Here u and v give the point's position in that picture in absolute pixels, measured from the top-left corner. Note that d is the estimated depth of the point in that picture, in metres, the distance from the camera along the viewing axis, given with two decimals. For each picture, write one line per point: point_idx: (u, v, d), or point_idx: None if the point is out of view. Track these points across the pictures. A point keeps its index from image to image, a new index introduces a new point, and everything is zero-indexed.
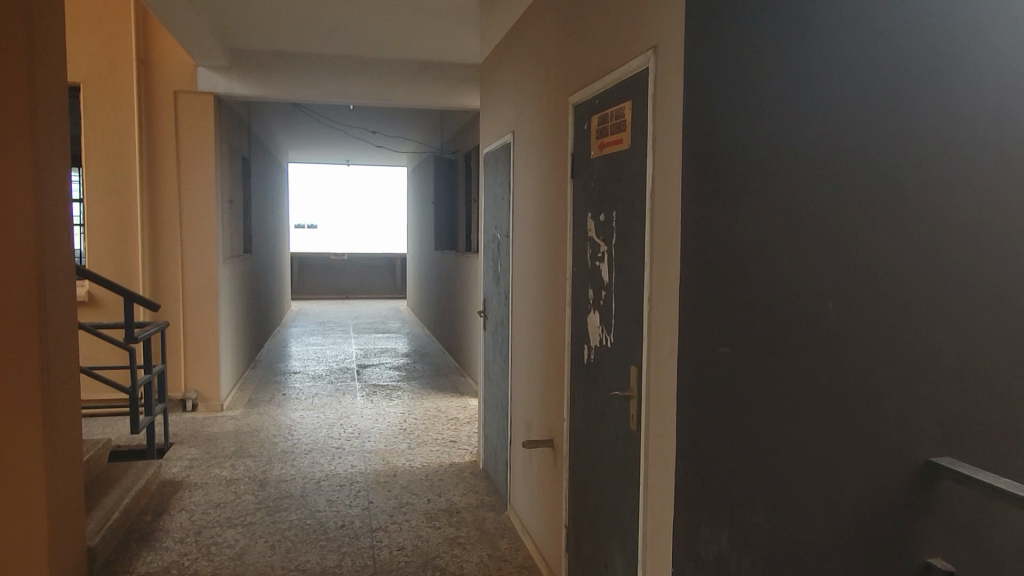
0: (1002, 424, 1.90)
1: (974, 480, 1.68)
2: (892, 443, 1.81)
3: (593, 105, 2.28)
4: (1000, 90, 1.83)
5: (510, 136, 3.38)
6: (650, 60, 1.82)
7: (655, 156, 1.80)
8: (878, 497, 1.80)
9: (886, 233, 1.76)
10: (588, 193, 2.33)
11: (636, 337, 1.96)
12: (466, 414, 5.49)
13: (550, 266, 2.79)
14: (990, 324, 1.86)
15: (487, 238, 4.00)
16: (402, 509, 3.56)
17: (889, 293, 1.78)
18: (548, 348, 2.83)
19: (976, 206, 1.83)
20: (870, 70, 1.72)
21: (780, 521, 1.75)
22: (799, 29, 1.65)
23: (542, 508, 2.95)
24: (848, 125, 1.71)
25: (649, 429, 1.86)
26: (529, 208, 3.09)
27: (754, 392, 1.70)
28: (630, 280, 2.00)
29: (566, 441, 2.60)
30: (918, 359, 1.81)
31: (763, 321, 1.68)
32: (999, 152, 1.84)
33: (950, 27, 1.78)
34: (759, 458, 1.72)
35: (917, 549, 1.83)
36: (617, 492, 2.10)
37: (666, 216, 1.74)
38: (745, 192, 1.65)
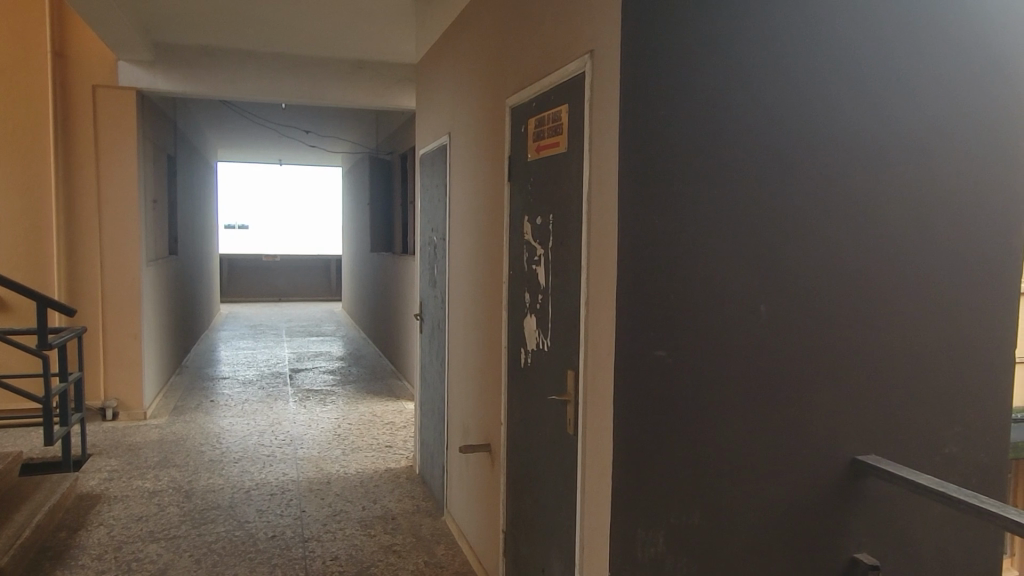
0: (922, 422, 1.97)
1: (901, 479, 1.73)
2: (821, 443, 1.86)
3: (529, 108, 2.27)
4: (921, 100, 1.90)
5: (446, 138, 3.35)
6: (587, 65, 1.83)
7: (592, 160, 1.80)
8: (808, 495, 1.84)
9: (815, 236, 1.80)
10: (525, 197, 2.32)
11: (573, 341, 1.96)
12: (402, 418, 5.42)
13: (487, 269, 2.77)
14: (913, 327, 1.94)
15: (422, 241, 3.94)
16: (336, 517, 3.48)
17: (819, 295, 1.82)
18: (486, 353, 2.80)
19: (898, 211, 1.90)
20: (802, 77, 1.75)
21: (716, 522, 1.76)
22: (736, 35, 1.67)
23: (478, 514, 2.93)
24: (781, 131, 1.74)
25: (586, 434, 1.86)
26: (465, 210, 3.07)
27: (691, 394, 1.71)
28: (567, 285, 2.00)
29: (503, 445, 2.59)
30: (844, 360, 1.87)
31: (699, 323, 1.70)
32: (923, 160, 1.91)
33: (876, 40, 1.83)
34: (697, 461, 1.73)
35: (845, 545, 1.89)
36: (555, 496, 2.10)
37: (603, 219, 1.74)
38: (683, 195, 1.66)
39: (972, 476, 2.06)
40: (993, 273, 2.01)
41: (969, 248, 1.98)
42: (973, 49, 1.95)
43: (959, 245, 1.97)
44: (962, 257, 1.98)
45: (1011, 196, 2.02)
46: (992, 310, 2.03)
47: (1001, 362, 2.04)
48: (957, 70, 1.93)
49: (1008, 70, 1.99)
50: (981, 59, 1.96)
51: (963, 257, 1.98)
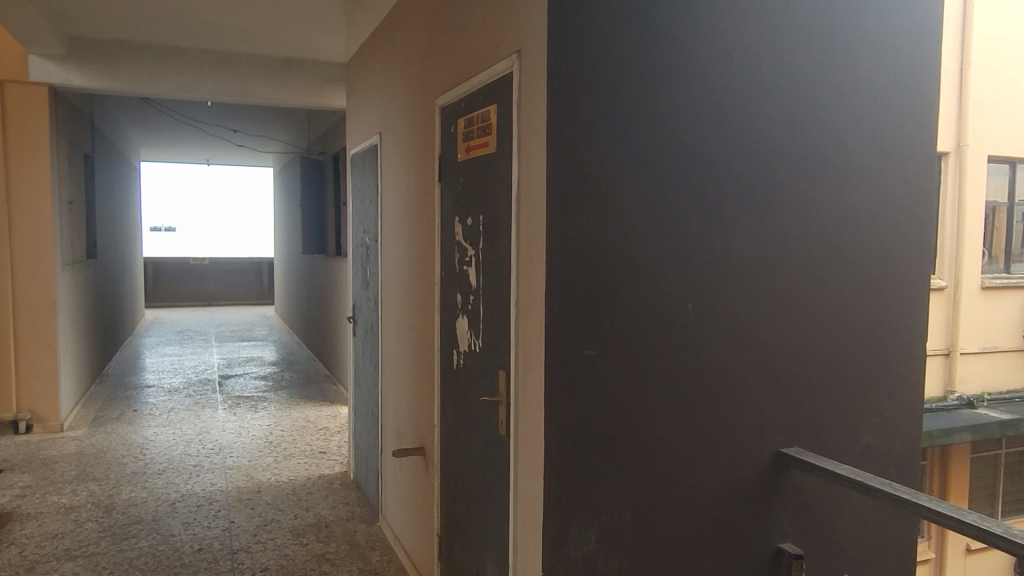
0: (841, 414, 2.04)
1: (823, 471, 1.79)
2: (746, 437, 1.90)
3: (459, 108, 2.26)
4: (837, 103, 1.96)
5: (377, 138, 3.30)
6: (514, 64, 1.82)
7: (520, 160, 1.80)
8: (735, 488, 1.89)
9: (739, 236, 1.85)
10: (456, 197, 2.30)
11: (503, 342, 1.95)
12: (336, 423, 5.32)
13: (419, 270, 2.74)
14: (832, 323, 2.01)
15: (355, 243, 3.87)
16: (266, 527, 3.38)
17: (741, 294, 1.87)
18: (419, 355, 2.77)
19: (817, 212, 1.96)
20: (724, 79, 1.79)
21: (646, 518, 1.78)
22: (661, 37, 1.70)
23: (413, 518, 2.89)
24: (704, 133, 1.77)
25: (518, 433, 1.86)
26: (397, 211, 3.03)
27: (620, 393, 1.73)
28: (497, 286, 1.99)
29: (437, 448, 2.56)
30: (768, 357, 1.92)
31: (628, 322, 1.72)
32: (840, 162, 1.98)
33: (794, 44, 1.88)
34: (627, 459, 1.74)
35: (771, 536, 1.95)
36: (488, 497, 2.09)
37: (532, 218, 1.74)
38: (611, 195, 1.67)
39: (888, 466, 2.15)
40: (906, 270, 2.10)
41: (883, 246, 2.06)
42: (887, 56, 2.03)
43: (874, 244, 2.05)
44: (877, 255, 2.06)
45: (922, 197, 2.12)
46: (905, 307, 2.11)
47: (913, 355, 2.13)
48: (872, 75, 2.01)
49: (919, 77, 2.08)
50: (894, 65, 2.04)
51: (877, 255, 2.06)
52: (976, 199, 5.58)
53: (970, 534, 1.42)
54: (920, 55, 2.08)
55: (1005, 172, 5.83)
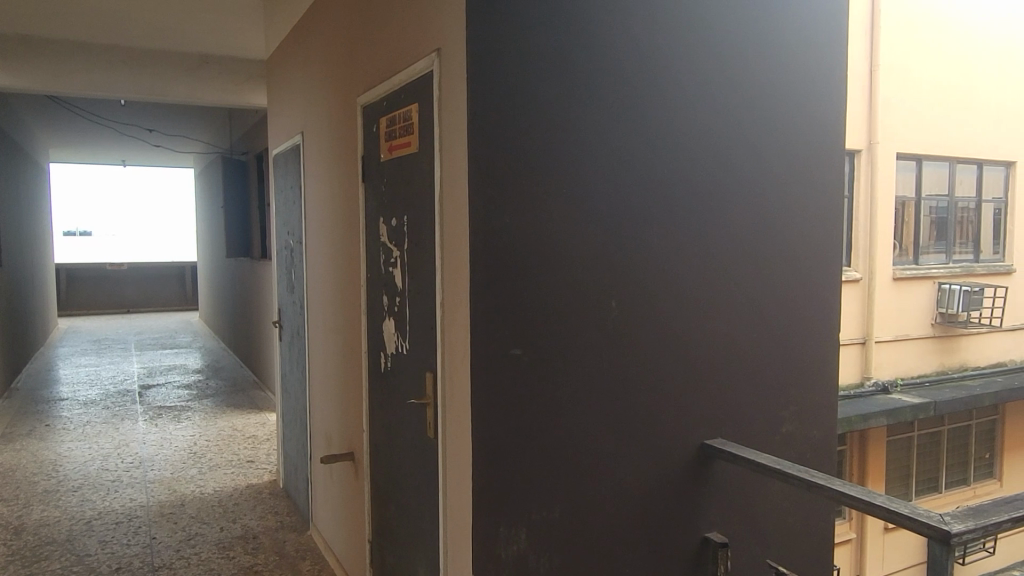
0: (761, 406, 2.11)
1: (745, 460, 1.84)
2: (672, 431, 1.93)
3: (380, 107, 2.22)
4: (750, 104, 2.02)
5: (298, 138, 3.22)
6: (434, 63, 1.81)
7: (441, 161, 1.79)
8: (662, 481, 1.92)
9: (660, 234, 1.88)
10: (379, 198, 2.27)
11: (430, 344, 1.94)
12: (265, 431, 5.18)
13: (344, 272, 2.69)
14: (750, 318, 2.07)
15: (279, 246, 3.77)
16: (190, 541, 3.26)
17: (664, 291, 1.90)
18: (346, 360, 2.72)
19: (733, 210, 2.01)
20: (641, 80, 1.82)
21: (575, 515, 1.79)
22: (580, 37, 1.71)
23: (343, 525, 2.84)
24: (623, 133, 1.79)
25: (445, 436, 1.85)
26: (321, 212, 2.96)
27: (546, 392, 1.73)
28: (423, 288, 1.97)
29: (366, 452, 2.52)
30: (690, 351, 1.96)
31: (553, 321, 1.73)
32: (755, 159, 2.04)
33: (707, 46, 1.93)
34: (555, 457, 1.75)
35: (697, 527, 1.99)
36: (417, 502, 2.06)
37: (455, 219, 1.73)
38: (533, 193, 1.68)
39: (806, 454, 2.23)
40: (818, 263, 2.19)
41: (796, 241, 2.14)
42: (797, 57, 2.11)
43: (787, 239, 2.13)
44: (790, 249, 2.14)
45: (832, 194, 2.21)
46: (817, 299, 2.20)
47: (825, 346, 2.22)
48: (782, 76, 2.08)
49: (826, 78, 2.17)
50: (804, 66, 2.12)
51: (790, 250, 2.13)
52: (887, 193, 5.86)
53: (882, 517, 1.48)
54: (827, 56, 2.17)
55: (912, 168, 6.14)
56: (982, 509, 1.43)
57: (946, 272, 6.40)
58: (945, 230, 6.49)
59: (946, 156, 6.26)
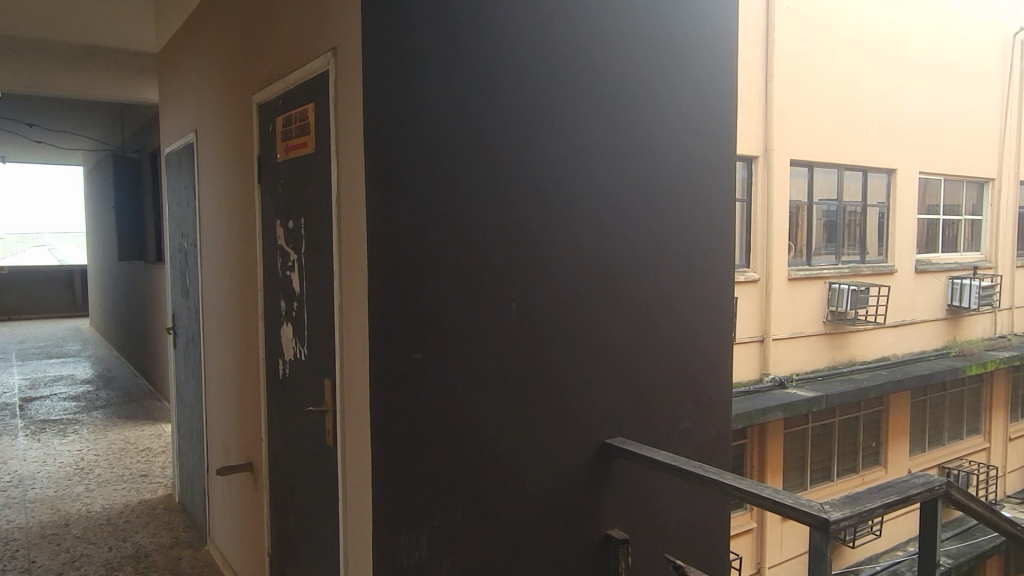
0: (660, 404, 2.17)
1: (644, 457, 1.88)
2: (573, 431, 1.96)
3: (276, 106, 2.16)
4: (646, 108, 2.08)
5: (192, 135, 3.09)
6: (329, 62, 1.77)
7: (338, 164, 1.76)
8: (564, 482, 1.93)
9: (561, 238, 1.90)
10: (276, 200, 2.20)
11: (328, 349, 1.90)
12: (160, 442, 4.95)
13: (240, 275, 2.59)
14: (647, 317, 2.12)
15: (172, 249, 3.60)
16: (74, 564, 3.06)
17: (564, 294, 1.92)
18: (243, 368, 2.62)
19: (632, 213, 2.06)
20: (540, 84, 1.83)
21: (478, 518, 1.79)
22: (479, 38, 1.71)
23: (242, 538, 2.73)
24: (523, 137, 1.80)
25: (344, 443, 1.81)
26: (215, 214, 2.84)
27: (448, 398, 1.72)
28: (320, 292, 1.93)
29: (264, 462, 2.43)
30: (590, 352, 1.99)
31: (457, 322, 1.72)
32: (652, 161, 2.11)
33: (604, 53, 1.97)
34: (458, 461, 1.74)
35: (599, 526, 2.03)
36: (317, 512, 2.01)
37: (352, 221, 1.70)
38: (431, 195, 1.67)
39: (702, 449, 2.31)
40: (710, 264, 2.28)
41: (690, 243, 2.22)
42: (690, 62, 2.19)
43: (682, 241, 2.20)
44: (686, 252, 2.21)
45: (722, 198, 2.31)
46: (710, 298, 2.29)
47: (718, 343, 2.32)
48: (675, 84, 2.16)
49: (716, 84, 2.27)
50: (695, 70, 2.21)
51: (685, 251, 2.21)
52: (782, 198, 6.16)
53: (769, 508, 1.55)
54: (717, 62, 2.27)
55: (804, 173, 6.48)
56: (858, 497, 1.52)
57: (836, 272, 6.78)
58: (835, 233, 6.86)
59: (835, 163, 6.63)
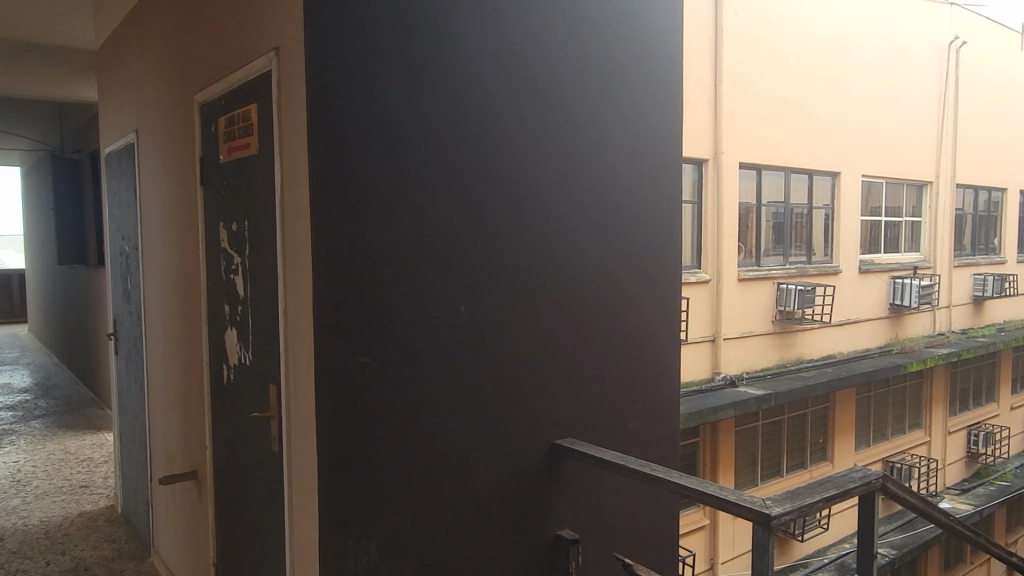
0: (609, 404, 2.19)
1: (592, 457, 1.90)
2: (524, 432, 1.96)
3: (218, 106, 2.12)
4: (593, 110, 2.10)
5: (133, 136, 3.01)
6: (272, 62, 1.75)
7: (282, 165, 1.73)
8: (514, 482, 1.94)
9: (509, 239, 1.91)
10: (219, 202, 2.16)
11: (273, 354, 1.86)
12: (102, 452, 4.80)
13: (183, 279, 2.53)
14: (596, 318, 2.14)
15: (113, 253, 3.49)
16: None
17: (513, 296, 1.92)
18: (187, 373, 2.56)
19: (580, 215, 2.08)
20: (487, 86, 1.83)
21: (427, 522, 1.77)
22: (424, 39, 1.71)
23: (187, 549, 2.67)
24: (470, 139, 1.80)
25: (290, 449, 1.78)
26: (157, 216, 2.77)
27: (395, 402, 1.71)
28: (264, 295, 1.89)
29: (209, 470, 2.38)
30: (540, 353, 2.00)
31: (405, 324, 1.71)
32: (600, 161, 2.13)
33: (551, 56, 1.98)
34: (406, 464, 1.73)
35: (549, 526, 2.04)
36: (263, 520, 1.97)
37: (297, 223, 1.68)
38: (377, 196, 1.65)
39: (651, 448, 2.34)
40: (657, 265, 2.32)
41: (638, 244, 2.26)
42: (636, 65, 2.22)
43: (630, 242, 2.23)
44: (633, 253, 2.25)
45: (668, 200, 2.36)
46: (657, 299, 2.33)
47: (665, 343, 2.36)
48: (622, 86, 2.18)
49: (661, 88, 2.31)
50: (641, 74, 2.24)
51: (633, 252, 2.24)
52: (730, 200, 6.28)
53: (714, 505, 1.57)
54: (662, 65, 2.32)
55: (753, 176, 6.62)
56: (799, 491, 1.55)
57: (783, 273, 6.94)
58: (783, 234, 7.02)
59: (782, 167, 6.80)
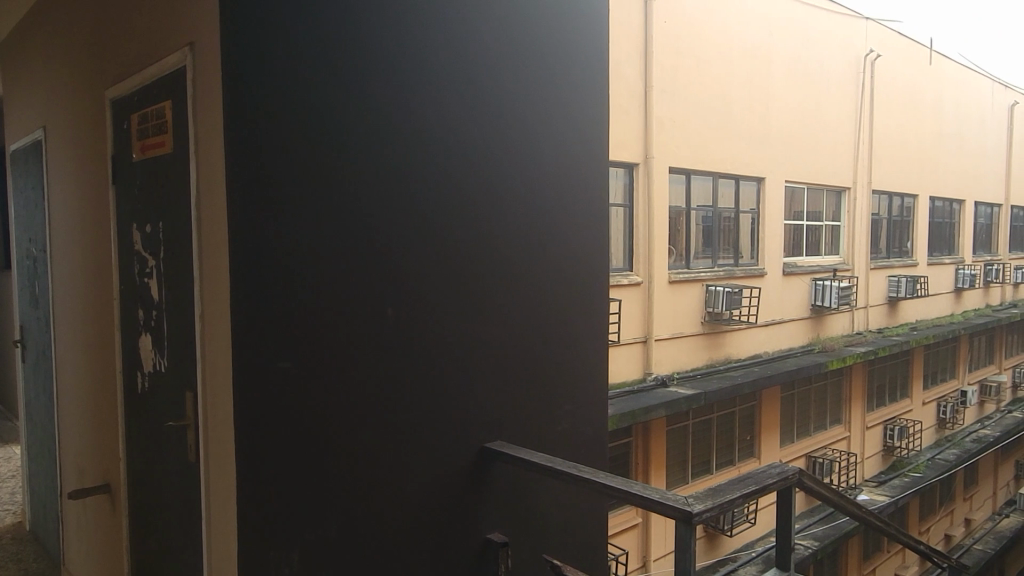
0: (540, 407, 2.21)
1: (520, 459, 1.90)
2: (452, 437, 1.94)
3: (131, 102, 2.03)
4: (522, 112, 2.12)
5: (40, 132, 2.85)
6: (186, 58, 1.69)
7: (198, 165, 1.67)
8: (442, 488, 1.92)
9: (439, 242, 1.90)
10: (132, 204, 2.07)
11: (189, 361, 1.80)
12: (9, 467, 4.52)
13: (94, 283, 2.41)
14: (524, 320, 2.15)
15: (19, 255, 3.30)
16: None
17: (442, 297, 1.91)
18: (100, 381, 2.44)
19: (508, 216, 2.09)
20: (413, 86, 1.82)
21: (352, 529, 1.74)
22: (346, 37, 1.68)
23: (99, 566, 2.54)
24: (395, 139, 1.78)
25: (208, 459, 1.72)
26: (67, 217, 2.64)
27: (317, 407, 1.66)
28: (180, 300, 1.82)
29: (123, 482, 2.28)
30: (468, 357, 1.98)
31: (328, 327, 1.68)
32: (528, 163, 2.15)
33: (478, 56, 1.98)
34: (329, 472, 1.69)
35: (479, 530, 2.03)
36: (179, 534, 1.89)
37: (214, 224, 1.62)
38: (299, 198, 1.61)
39: (580, 449, 2.36)
40: (585, 267, 2.35)
41: (567, 245, 2.28)
42: (562, 68, 2.25)
43: (559, 243, 2.26)
44: (562, 254, 2.27)
45: (596, 200, 2.39)
46: (584, 300, 2.35)
47: (594, 344, 2.39)
48: (549, 89, 2.21)
49: (588, 91, 2.35)
50: (568, 76, 2.27)
51: (561, 254, 2.26)
52: (660, 203, 6.41)
53: (639, 504, 1.59)
54: (590, 70, 2.36)
55: (682, 181, 6.78)
56: (720, 489, 1.59)
57: (712, 275, 7.12)
58: (711, 237, 7.21)
59: (710, 171, 6.98)
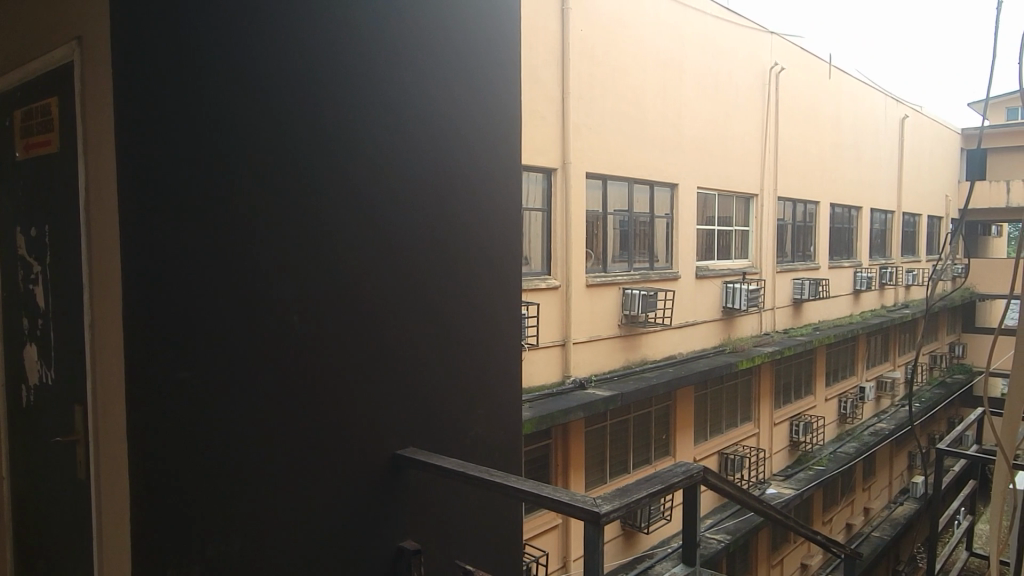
0: (451, 412, 2.19)
1: (433, 465, 1.88)
2: (363, 445, 1.91)
3: (14, 98, 1.91)
4: (435, 114, 2.12)
5: None
6: (75, 52, 1.60)
7: (88, 165, 1.59)
8: (352, 497, 1.87)
9: (349, 246, 1.87)
10: (16, 205, 1.94)
11: (78, 373, 1.70)
12: None
13: None
14: (439, 324, 2.15)
15: None
16: None
17: (354, 303, 1.88)
18: None
19: (423, 219, 2.08)
20: (325, 87, 1.79)
21: (257, 543, 1.68)
22: (252, 38, 1.63)
23: None
24: (305, 140, 1.75)
25: (99, 476, 1.63)
26: None
27: (219, 419, 1.60)
28: (69, 309, 1.72)
29: (6, 503, 2.12)
30: (380, 363, 1.96)
31: (230, 336, 1.62)
32: (442, 168, 2.15)
33: (391, 58, 1.97)
34: (231, 484, 1.62)
35: (391, 538, 1.99)
36: (68, 557, 1.78)
37: (105, 229, 1.54)
38: (197, 200, 1.55)
39: (494, 453, 2.36)
40: (500, 270, 2.37)
41: (482, 249, 2.30)
42: (477, 72, 2.27)
43: (474, 246, 2.27)
44: (477, 258, 2.28)
45: (510, 203, 2.42)
46: (498, 304, 2.36)
47: (508, 347, 2.41)
48: (463, 92, 2.22)
49: (501, 96, 2.38)
50: (483, 81, 2.30)
51: (475, 257, 2.27)
52: (577, 208, 6.52)
53: (551, 507, 1.60)
54: (502, 79, 2.39)
55: (599, 186, 6.91)
56: (629, 488, 1.61)
57: (628, 278, 7.28)
58: (627, 241, 7.37)
59: (626, 177, 7.14)
